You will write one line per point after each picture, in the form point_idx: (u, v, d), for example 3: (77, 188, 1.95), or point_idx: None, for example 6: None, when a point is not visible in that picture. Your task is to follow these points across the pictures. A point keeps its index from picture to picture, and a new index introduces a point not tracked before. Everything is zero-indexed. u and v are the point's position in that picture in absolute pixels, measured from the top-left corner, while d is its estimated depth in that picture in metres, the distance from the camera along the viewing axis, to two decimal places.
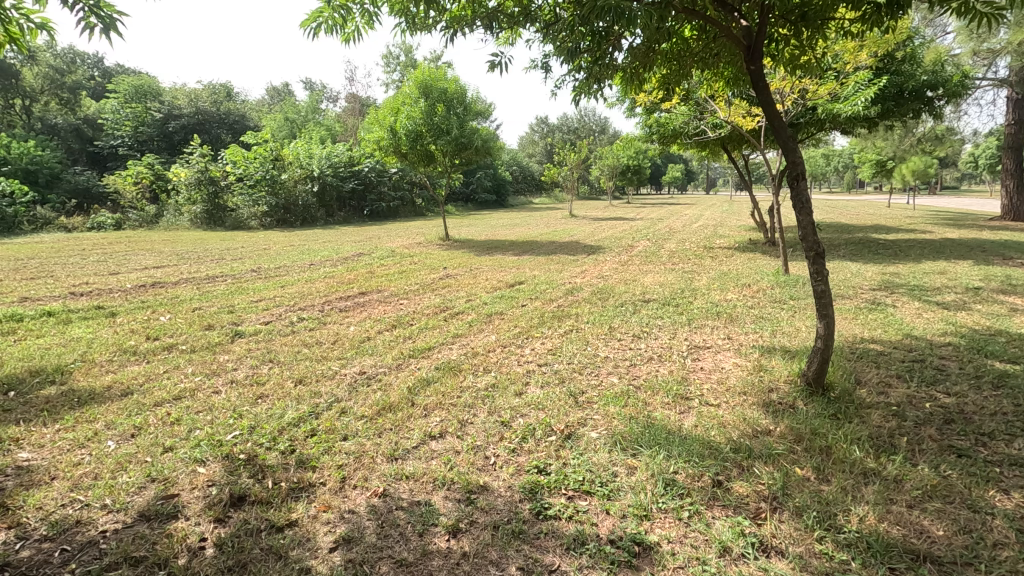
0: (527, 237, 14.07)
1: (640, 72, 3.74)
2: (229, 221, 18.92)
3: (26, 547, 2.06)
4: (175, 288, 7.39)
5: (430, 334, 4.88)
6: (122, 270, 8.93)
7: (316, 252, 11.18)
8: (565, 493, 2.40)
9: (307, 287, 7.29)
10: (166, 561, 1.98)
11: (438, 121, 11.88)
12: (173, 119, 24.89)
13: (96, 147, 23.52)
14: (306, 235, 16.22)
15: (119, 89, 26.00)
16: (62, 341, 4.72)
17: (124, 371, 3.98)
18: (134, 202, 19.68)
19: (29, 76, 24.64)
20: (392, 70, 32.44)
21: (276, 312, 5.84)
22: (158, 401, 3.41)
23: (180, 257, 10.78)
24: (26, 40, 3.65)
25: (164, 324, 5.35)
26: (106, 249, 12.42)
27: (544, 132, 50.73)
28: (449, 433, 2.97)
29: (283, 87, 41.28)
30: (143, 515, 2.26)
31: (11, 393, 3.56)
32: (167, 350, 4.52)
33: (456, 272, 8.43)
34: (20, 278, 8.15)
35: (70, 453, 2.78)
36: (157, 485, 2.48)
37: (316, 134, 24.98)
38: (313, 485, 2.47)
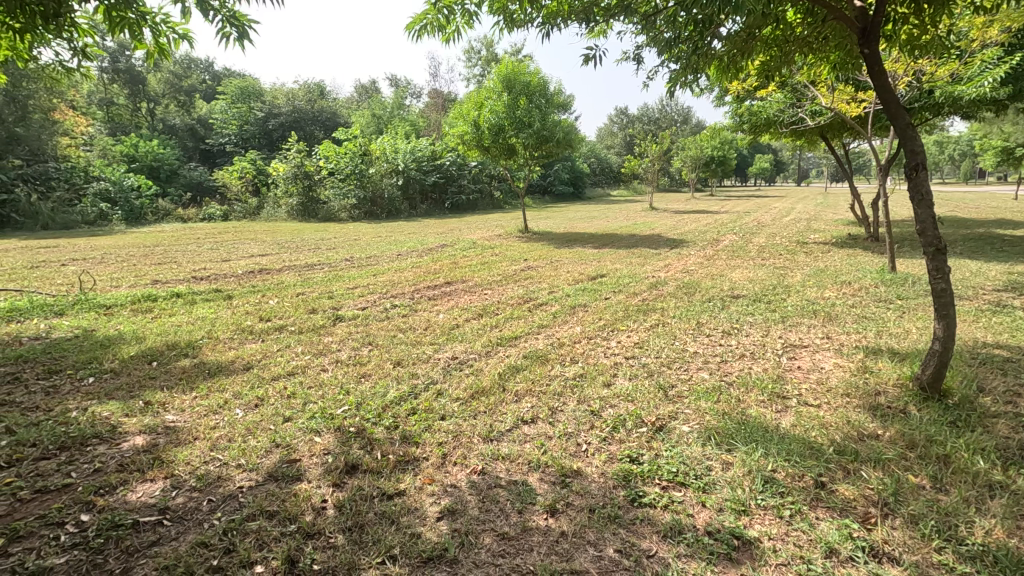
0: (607, 231, 13.95)
1: (738, 61, 3.63)
2: (321, 213, 20.13)
3: (180, 494, 2.38)
4: (280, 274, 8.02)
5: (516, 324, 5.00)
6: (233, 257, 9.80)
7: (403, 243, 11.70)
8: (658, 482, 2.42)
9: (397, 276, 7.66)
10: (295, 517, 2.21)
11: (520, 114, 11.98)
12: (273, 117, 26.80)
13: (207, 145, 25.84)
14: (391, 226, 16.95)
15: (227, 91, 28.31)
16: (190, 319, 5.30)
17: (244, 348, 4.42)
18: (239, 195, 21.44)
19: (154, 81, 27.46)
20: (473, 64, 32.92)
21: (370, 299, 6.20)
22: (275, 376, 3.77)
23: (280, 246, 11.67)
24: (169, 49, 4.11)
25: (274, 307, 5.85)
26: (217, 238, 13.70)
27: (624, 123, 49.69)
28: (541, 419, 3.07)
29: (371, 84, 43.12)
30: (272, 476, 2.52)
31: (154, 363, 4.08)
32: (278, 331, 4.95)
33: (537, 264, 8.52)
34: (151, 263, 9.18)
35: (207, 417, 3.15)
36: (281, 450, 2.75)
37: (401, 129, 25.88)
38: (417, 459, 2.65)
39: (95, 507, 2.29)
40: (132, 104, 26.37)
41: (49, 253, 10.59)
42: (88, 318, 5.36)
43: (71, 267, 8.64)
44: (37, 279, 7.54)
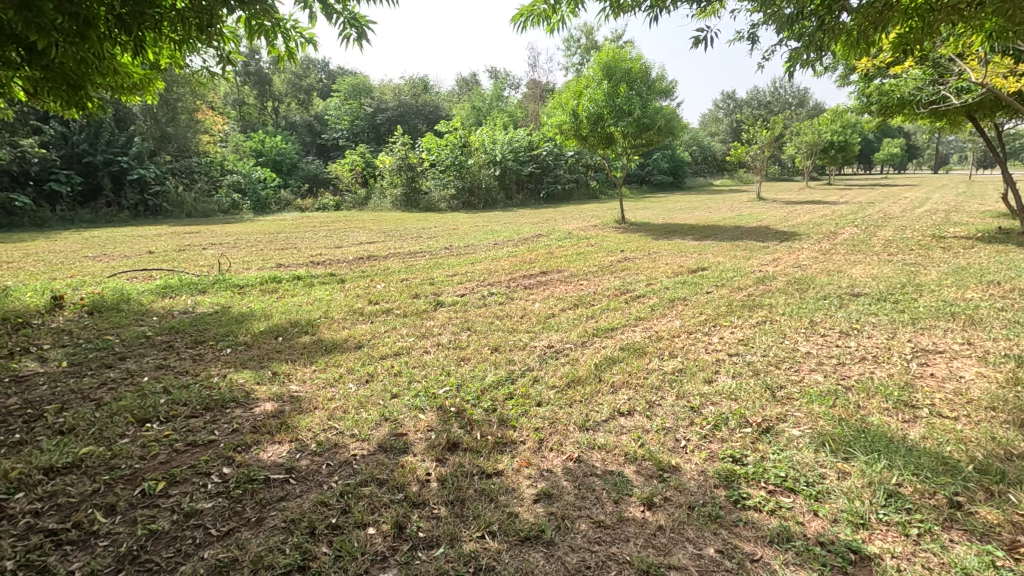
0: (709, 222, 13.31)
1: (871, 36, 3.30)
2: (422, 203, 21.05)
3: (304, 457, 2.64)
4: (386, 261, 8.52)
5: (612, 315, 4.95)
6: (344, 244, 10.54)
7: (499, 233, 11.94)
8: (764, 485, 2.31)
9: (494, 265, 7.85)
10: (403, 486, 2.37)
11: (620, 102, 11.70)
12: (381, 112, 28.30)
13: (323, 139, 27.87)
14: (487, 216, 17.35)
15: (340, 89, 30.28)
16: (309, 300, 5.79)
17: (355, 328, 4.76)
18: (350, 186, 22.96)
19: (279, 82, 30.04)
20: (572, 53, 32.59)
21: (469, 286, 6.41)
22: (383, 355, 4.03)
23: (386, 234, 12.38)
24: (298, 52, 4.48)
25: (382, 291, 6.23)
26: (330, 226, 14.80)
27: (731, 108, 46.91)
28: (638, 411, 3.03)
29: (472, 77, 44.07)
30: (382, 447, 2.71)
31: (280, 338, 4.52)
32: (385, 313, 5.28)
33: (635, 256, 8.33)
34: (275, 248, 10.13)
35: (325, 389, 3.45)
36: (389, 424, 2.95)
37: (499, 120, 26.27)
38: (514, 442, 2.73)
39: (235, 461, 2.60)
40: (260, 103, 29.05)
41: (192, 239, 12.01)
42: (226, 296, 6.05)
43: (212, 251, 9.75)
44: (184, 260, 8.61)
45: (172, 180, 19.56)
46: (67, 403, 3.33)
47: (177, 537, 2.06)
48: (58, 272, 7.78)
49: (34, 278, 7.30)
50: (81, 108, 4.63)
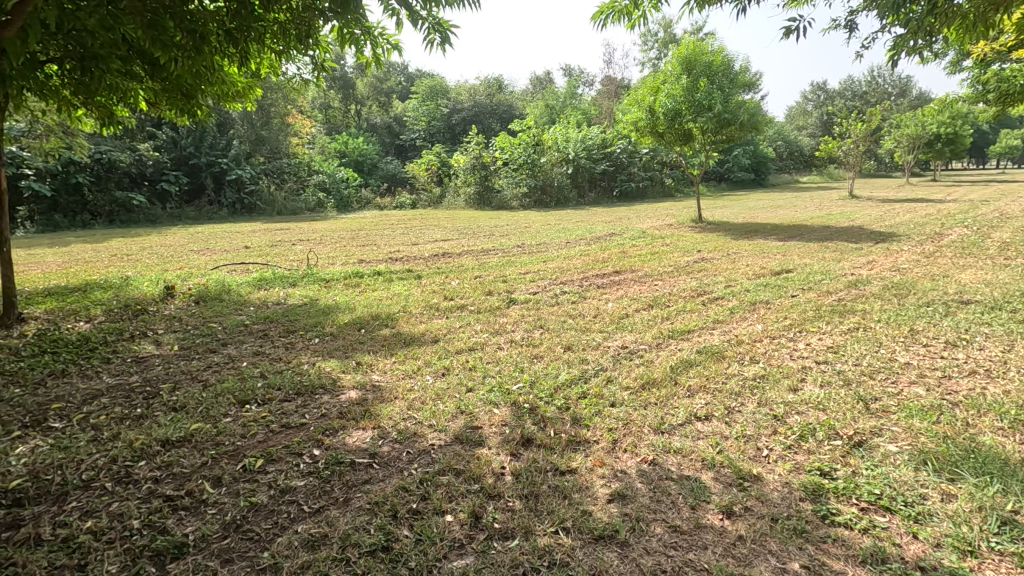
0: (795, 221, 12.59)
1: (991, 18, 3.01)
2: (495, 201, 21.34)
3: (385, 444, 2.78)
4: (460, 258, 8.73)
5: (689, 317, 4.81)
6: (420, 241, 10.90)
7: (572, 231, 11.90)
8: (856, 502, 2.17)
9: (566, 263, 7.83)
10: (479, 477, 2.43)
11: (700, 97, 11.29)
12: (456, 112, 28.95)
13: (401, 140, 28.94)
14: (559, 215, 17.34)
15: (418, 91, 31.25)
16: (388, 295, 6.05)
17: (432, 323, 4.92)
18: (425, 185, 23.69)
19: (362, 86, 31.46)
20: (649, 47, 31.79)
21: (541, 284, 6.45)
22: (458, 350, 4.15)
23: (460, 232, 12.68)
24: (384, 57, 4.68)
25: (456, 287, 6.39)
26: (407, 224, 15.36)
27: (821, 100, 44.01)
28: (716, 417, 2.94)
29: (545, 75, 44.08)
30: (458, 438, 2.80)
31: (362, 330, 4.76)
32: (460, 309, 5.42)
33: (713, 256, 8.04)
34: (357, 245, 10.66)
35: (404, 380, 3.61)
36: (465, 417, 3.03)
37: (573, 118, 26.13)
38: (588, 442, 2.73)
39: (323, 444, 2.77)
40: (344, 106, 30.57)
41: (283, 235, 12.87)
42: (313, 289, 6.45)
43: (300, 246, 10.41)
44: (277, 255, 9.25)
45: (265, 180, 21.02)
46: (179, 383, 3.69)
47: (274, 510, 2.24)
48: (170, 265, 8.61)
49: (150, 269, 8.11)
50: (193, 116, 5.09)
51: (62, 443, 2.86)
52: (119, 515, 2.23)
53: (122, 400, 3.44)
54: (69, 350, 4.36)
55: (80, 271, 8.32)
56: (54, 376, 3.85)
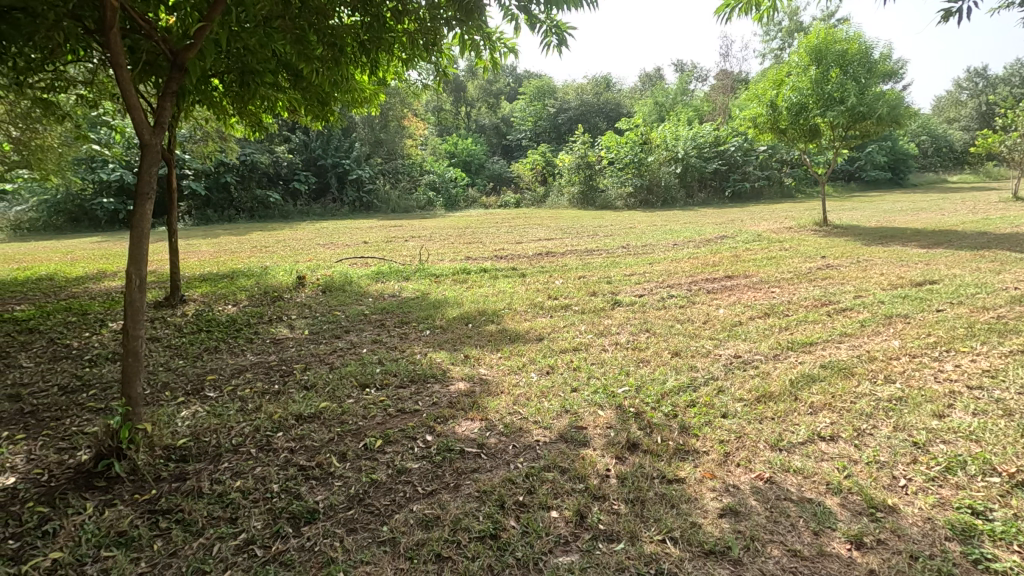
0: (942, 226, 11.16)
1: None
2: (598, 200, 21.15)
3: (493, 436, 2.87)
4: (564, 257, 8.76)
5: (812, 328, 4.46)
6: (525, 240, 11.10)
7: (680, 233, 11.48)
8: (1019, 550, 1.90)
9: (674, 266, 7.57)
10: (584, 477, 2.44)
11: (831, 89, 10.37)
12: (563, 112, 29.03)
13: (508, 140, 29.70)
14: (666, 215, 16.77)
15: (526, 92, 31.67)
16: (494, 291, 6.23)
17: (536, 321, 5.00)
18: (530, 184, 24.04)
19: (473, 88, 32.62)
20: (771, 38, 29.75)
21: (647, 287, 6.30)
22: (563, 349, 4.18)
23: (563, 231, 12.72)
24: (501, 61, 4.81)
25: (560, 287, 6.43)
26: (512, 222, 15.69)
27: (978, 88, 38.61)
28: (843, 438, 2.70)
29: (656, 71, 42.79)
30: (563, 437, 2.83)
31: (470, 324, 4.95)
32: (564, 309, 5.44)
33: (840, 263, 7.36)
34: (464, 242, 11.08)
35: (510, 375, 3.70)
36: (570, 416, 3.05)
37: (683, 115, 25.16)
38: (698, 452, 2.63)
39: (435, 431, 2.92)
40: (456, 108, 31.87)
41: (397, 231, 13.66)
42: (425, 283, 6.79)
43: (412, 242, 11.00)
44: (391, 250, 9.88)
45: (381, 180, 22.48)
46: (309, 364, 4.07)
47: (391, 488, 2.40)
48: (301, 257, 9.50)
49: (285, 260, 9.01)
50: (325, 122, 5.57)
51: (216, 410, 3.29)
52: (262, 478, 2.52)
53: (263, 376, 3.87)
54: (220, 329, 4.97)
55: (228, 260, 9.43)
56: (209, 352, 4.42)
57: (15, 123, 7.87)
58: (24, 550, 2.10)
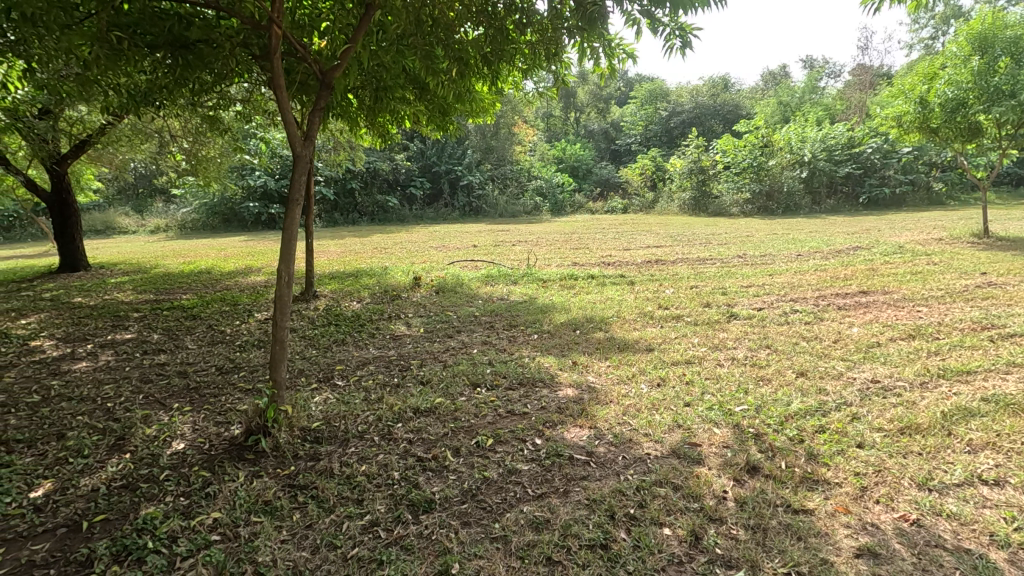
0: None
1: None
2: (712, 207, 20.24)
3: (601, 444, 2.84)
4: (674, 266, 8.46)
5: (969, 355, 3.91)
6: (633, 247, 10.89)
7: (804, 243, 10.61)
8: None
9: (798, 278, 7.01)
10: (698, 497, 2.34)
11: (998, 81, 9.03)
12: (676, 115, 28.06)
13: (616, 146, 29.55)
14: (787, 223, 15.65)
15: (637, 95, 31.02)
16: (602, 299, 6.17)
17: (646, 331, 4.88)
18: (638, 190, 23.59)
19: (582, 94, 32.69)
20: (921, 26, 26.55)
21: (767, 300, 5.89)
22: (675, 361, 4.04)
23: (673, 238, 12.30)
24: (619, 66, 4.76)
25: (671, 296, 6.21)
26: (619, 228, 15.47)
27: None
28: (1011, 485, 2.35)
29: (780, 69, 39.94)
30: (675, 452, 2.73)
31: (578, 331, 4.95)
32: (675, 319, 5.25)
33: (1007, 281, 6.38)
34: (571, 247, 11.10)
35: (619, 385, 3.64)
36: (683, 431, 2.94)
37: (812, 115, 23.22)
38: (829, 483, 2.42)
39: (544, 435, 2.96)
40: (565, 114, 32.15)
41: (504, 236, 14.05)
42: (532, 288, 6.90)
43: (519, 247, 11.22)
44: (500, 254, 10.17)
45: (491, 185, 23.19)
46: (425, 361, 4.31)
47: (502, 487, 2.47)
48: (416, 258, 10.06)
49: (403, 261, 9.59)
50: (444, 131, 5.82)
51: (344, 398, 3.58)
52: (384, 465, 2.71)
53: (384, 369, 4.16)
54: (346, 323, 5.41)
55: (353, 259, 10.24)
56: (337, 343, 4.83)
57: (188, 138, 9.17)
58: (192, 508, 2.43)
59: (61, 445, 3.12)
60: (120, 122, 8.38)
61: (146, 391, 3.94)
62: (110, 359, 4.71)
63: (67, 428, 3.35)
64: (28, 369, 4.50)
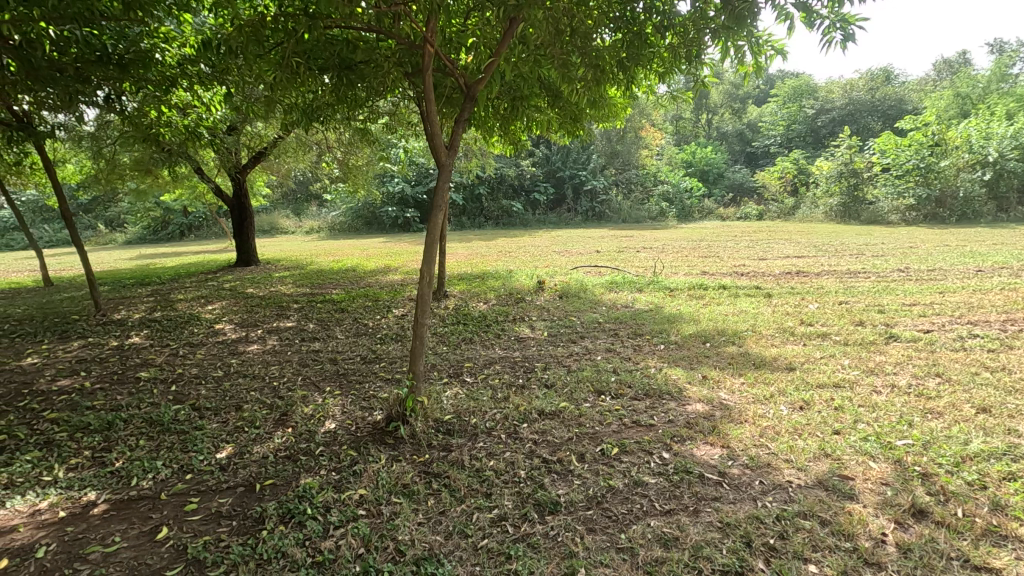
0: None
1: None
2: (865, 214, 18.25)
3: (735, 465, 2.68)
4: (819, 278, 7.71)
5: None
6: (769, 256, 10.12)
7: (986, 256, 9.09)
8: None
9: (979, 298, 6.03)
10: (851, 536, 2.12)
11: None
12: (824, 113, 25.47)
13: (753, 147, 28.21)
14: (961, 233, 13.62)
15: (779, 93, 28.72)
16: (734, 311, 5.81)
17: (786, 348, 4.51)
18: (776, 195, 22.18)
19: (716, 95, 31.29)
20: None
21: (936, 321, 5.15)
22: (820, 383, 3.68)
23: (817, 248, 11.22)
24: (766, 65, 4.47)
25: (815, 312, 5.67)
26: (752, 236, 14.50)
27: None
28: None
29: (959, 57, 34.63)
30: (822, 483, 2.49)
31: (708, 344, 4.71)
32: (820, 338, 4.79)
33: None
34: (700, 255, 10.60)
35: (755, 404, 3.40)
36: (831, 461, 2.68)
37: (999, 107, 19.83)
38: (1021, 541, 2.06)
39: (672, 450, 2.86)
40: (696, 116, 31.10)
41: (628, 241, 13.82)
42: (658, 296, 6.70)
43: (644, 253, 10.96)
44: (624, 260, 10.02)
45: (615, 190, 22.95)
46: (548, 364, 4.36)
47: (628, 498, 2.43)
48: (540, 262, 10.26)
49: (527, 265, 9.82)
50: (574, 138, 5.82)
51: (472, 394, 3.75)
52: (511, 463, 2.80)
53: (510, 369, 4.29)
54: (473, 323, 5.67)
55: (481, 261, 10.69)
56: (465, 342, 5.08)
57: (342, 148, 10.21)
58: (342, 482, 2.70)
59: (238, 415, 3.64)
60: (289, 136, 9.57)
61: (304, 373, 4.46)
62: (275, 344, 5.41)
63: (243, 401, 3.89)
64: (214, 348, 5.30)
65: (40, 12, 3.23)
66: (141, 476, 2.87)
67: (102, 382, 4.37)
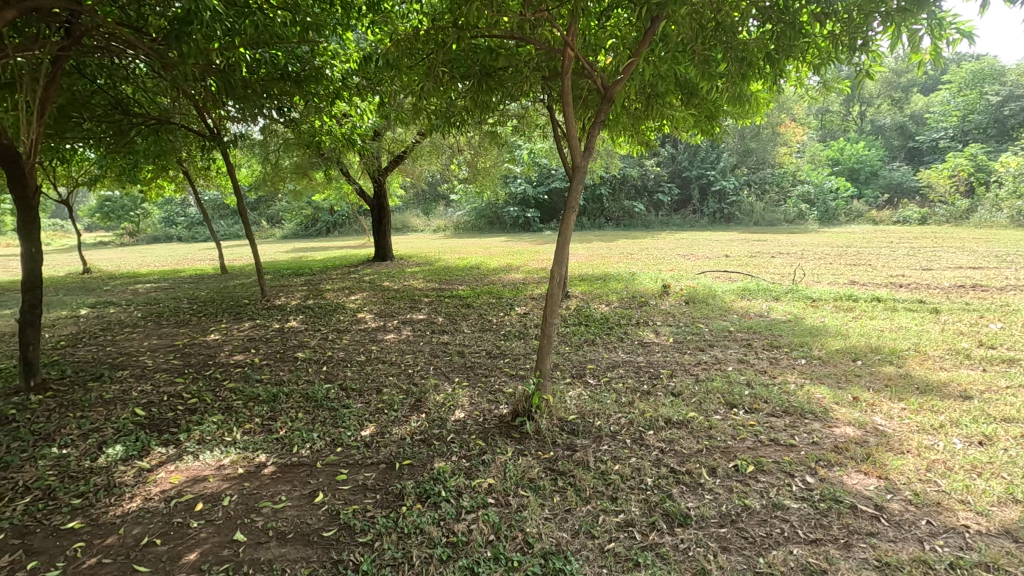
0: None
1: None
2: None
3: (896, 499, 2.40)
4: (1003, 294, 6.58)
5: None
6: (936, 267, 8.84)
7: None
8: None
9: None
10: None
11: None
12: (1015, 100, 21.33)
13: (917, 142, 25.07)
14: None
15: (953, 79, 24.96)
16: (891, 327, 5.17)
17: (959, 372, 3.93)
18: (945, 195, 19.28)
19: (873, 85, 28.12)
20: None
21: None
22: (1006, 417, 3.15)
23: (1000, 258, 9.58)
24: (946, 51, 3.91)
25: (999, 333, 4.85)
26: (912, 242, 12.76)
27: None
28: None
29: None
30: (1009, 533, 2.15)
31: (859, 361, 4.24)
32: (1005, 364, 4.10)
33: None
34: (847, 263, 9.57)
35: (919, 433, 3.01)
36: (1022, 509, 2.29)
37: None
38: None
39: (817, 474, 2.63)
40: (846, 109, 28.27)
41: (761, 246, 12.84)
42: (798, 306, 6.17)
43: (781, 259, 10.15)
44: (758, 266, 9.34)
45: (747, 190, 21.55)
46: (675, 372, 4.22)
47: (766, 520, 2.28)
48: (663, 265, 9.92)
49: (650, 268, 9.54)
50: (708, 136, 5.55)
51: (596, 396, 3.74)
52: (637, 469, 2.75)
53: (634, 374, 4.21)
54: (595, 325, 5.64)
55: (601, 263, 10.58)
56: (587, 343, 5.07)
57: (472, 151, 10.66)
58: (473, 470, 2.84)
59: (379, 397, 3.97)
60: (424, 141, 10.24)
61: (435, 364, 4.74)
62: (409, 334, 5.82)
63: (383, 385, 4.24)
64: (357, 335, 5.83)
65: (241, 40, 3.79)
66: (301, 445, 3.25)
67: (268, 359, 5.01)
